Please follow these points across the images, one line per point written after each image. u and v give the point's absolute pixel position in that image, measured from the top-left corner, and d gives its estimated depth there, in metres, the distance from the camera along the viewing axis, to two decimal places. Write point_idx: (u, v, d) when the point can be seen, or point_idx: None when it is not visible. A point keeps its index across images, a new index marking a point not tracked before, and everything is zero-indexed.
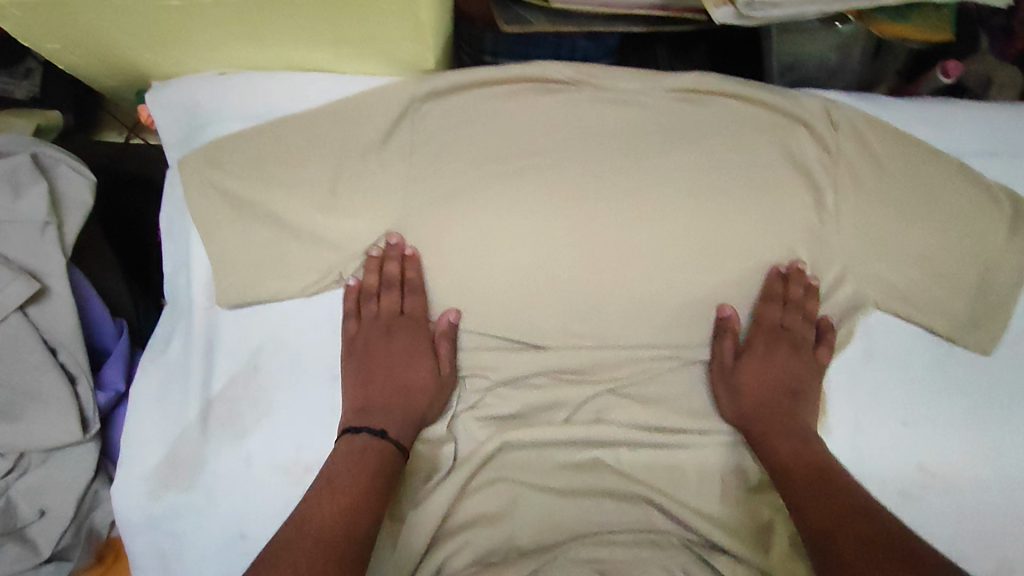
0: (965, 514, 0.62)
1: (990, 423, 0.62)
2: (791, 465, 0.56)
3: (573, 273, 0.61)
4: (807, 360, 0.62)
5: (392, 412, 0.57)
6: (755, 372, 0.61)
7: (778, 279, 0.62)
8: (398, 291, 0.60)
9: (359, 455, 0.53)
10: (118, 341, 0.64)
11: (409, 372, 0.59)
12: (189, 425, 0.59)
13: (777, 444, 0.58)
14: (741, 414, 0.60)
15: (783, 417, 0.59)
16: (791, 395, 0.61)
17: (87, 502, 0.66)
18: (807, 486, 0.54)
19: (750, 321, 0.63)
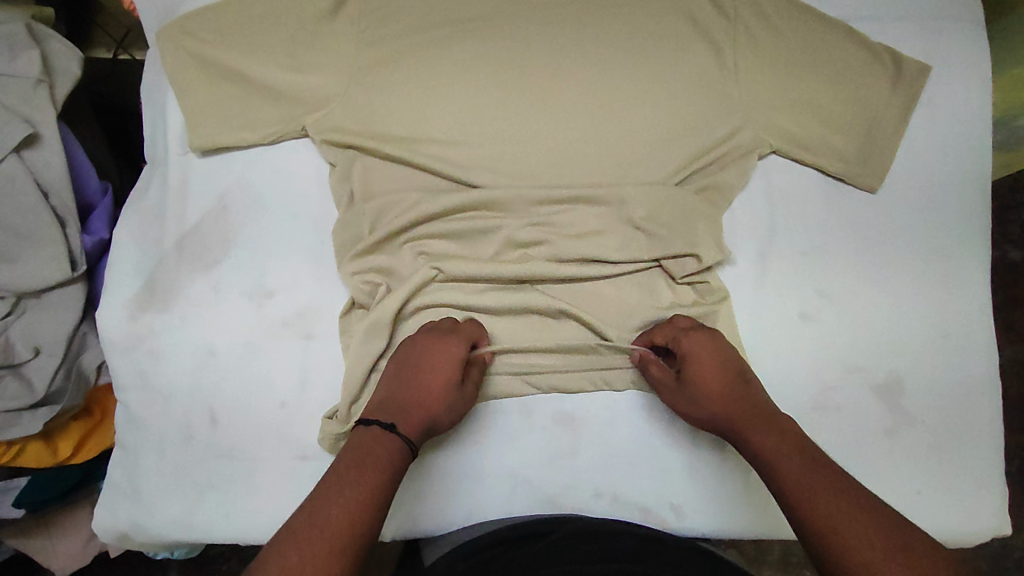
0: (861, 332, 0.69)
1: (878, 250, 0.70)
2: (765, 457, 0.54)
3: (504, 124, 0.69)
4: (700, 351, 0.61)
5: (412, 418, 0.57)
6: (701, 376, 0.60)
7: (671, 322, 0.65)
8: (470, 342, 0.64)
9: (359, 462, 0.50)
10: (103, 197, 0.73)
11: (430, 398, 0.58)
12: (165, 257, 0.66)
13: (765, 452, 0.54)
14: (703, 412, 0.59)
15: (747, 407, 0.58)
16: (735, 386, 0.59)
17: (76, 345, 0.74)
18: (805, 497, 0.49)
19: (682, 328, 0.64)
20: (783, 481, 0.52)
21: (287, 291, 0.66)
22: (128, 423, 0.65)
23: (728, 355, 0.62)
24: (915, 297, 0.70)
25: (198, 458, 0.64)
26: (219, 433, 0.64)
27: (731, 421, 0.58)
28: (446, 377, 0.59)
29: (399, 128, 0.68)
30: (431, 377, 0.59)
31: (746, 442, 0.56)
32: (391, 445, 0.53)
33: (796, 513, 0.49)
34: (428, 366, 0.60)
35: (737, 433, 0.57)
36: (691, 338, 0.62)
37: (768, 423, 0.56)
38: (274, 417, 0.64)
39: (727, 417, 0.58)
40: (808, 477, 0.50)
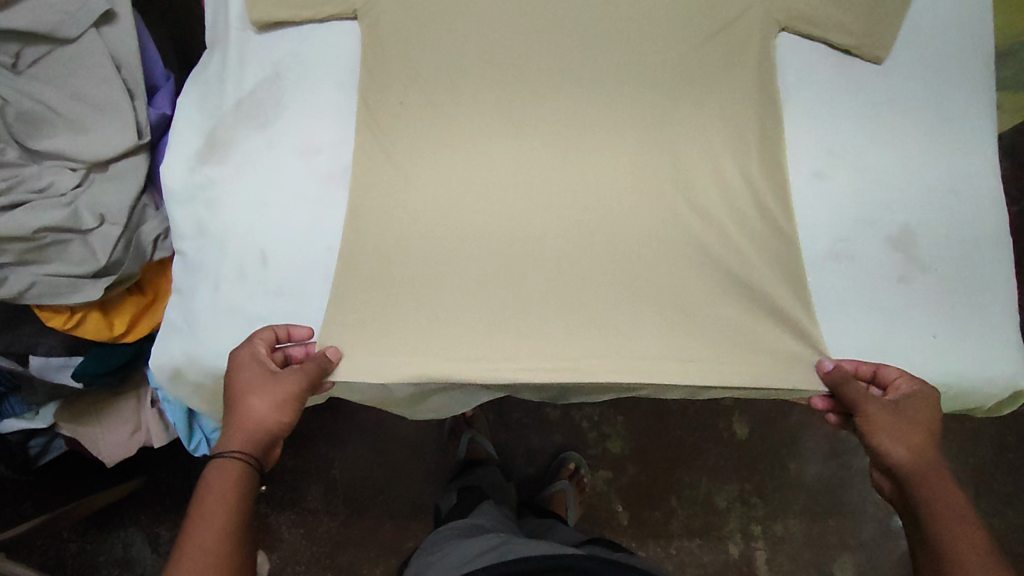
0: (870, 189, 0.72)
1: (885, 114, 0.74)
2: (943, 533, 0.58)
3: (533, 9, 0.75)
4: (916, 409, 0.64)
5: (258, 434, 0.62)
6: (904, 431, 0.63)
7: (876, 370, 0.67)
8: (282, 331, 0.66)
9: (202, 498, 0.58)
10: (165, 81, 0.81)
11: (265, 411, 0.62)
12: (224, 116, 0.72)
13: (942, 526, 0.59)
14: (898, 459, 0.63)
15: (934, 474, 0.62)
16: (929, 451, 0.63)
17: (135, 216, 0.80)
18: None
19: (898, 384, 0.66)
20: (948, 564, 0.57)
21: (332, 149, 0.72)
22: (185, 269, 0.71)
23: (926, 423, 0.64)
24: (927, 158, 0.73)
25: (248, 296, 0.68)
26: (269, 273, 0.69)
27: (912, 473, 0.62)
28: (261, 384, 0.62)
29: (438, 8, 0.74)
30: (261, 392, 0.62)
31: (926, 502, 0.60)
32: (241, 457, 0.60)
33: None
34: (260, 385, 0.62)
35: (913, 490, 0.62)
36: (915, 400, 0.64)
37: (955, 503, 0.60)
38: (321, 260, 0.69)
39: (910, 470, 0.62)
40: None
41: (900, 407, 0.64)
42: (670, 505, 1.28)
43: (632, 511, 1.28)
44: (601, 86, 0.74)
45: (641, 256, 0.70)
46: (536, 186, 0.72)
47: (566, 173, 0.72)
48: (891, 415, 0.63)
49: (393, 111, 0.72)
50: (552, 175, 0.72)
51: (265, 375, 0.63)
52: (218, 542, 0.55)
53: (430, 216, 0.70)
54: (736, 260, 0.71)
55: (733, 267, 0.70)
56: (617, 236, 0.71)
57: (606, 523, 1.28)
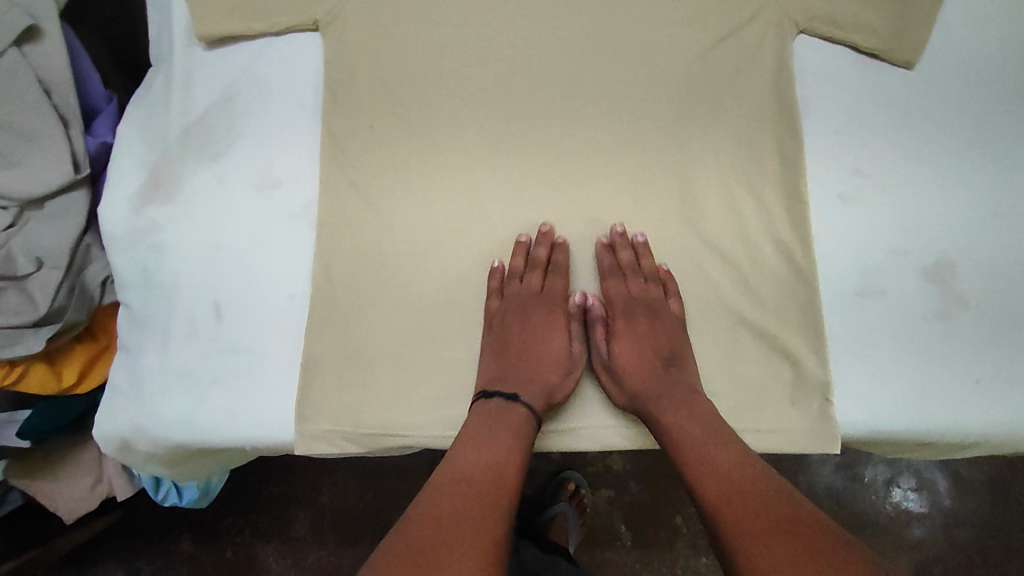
0: (902, 212, 0.64)
1: (918, 128, 0.66)
2: (683, 443, 0.56)
3: (517, 13, 0.66)
4: (667, 321, 0.62)
5: (536, 383, 0.60)
6: (629, 344, 0.63)
7: (606, 250, 0.64)
8: (542, 272, 0.63)
9: (486, 433, 0.55)
10: (107, 103, 0.71)
11: (550, 355, 0.63)
12: (169, 147, 0.63)
13: (673, 437, 0.57)
14: (607, 365, 0.63)
15: (665, 387, 0.60)
16: (661, 362, 0.61)
17: (79, 258, 0.71)
18: (719, 490, 0.52)
19: (625, 272, 0.64)
20: (693, 469, 0.54)
21: (294, 181, 0.63)
22: (130, 324, 0.62)
23: (665, 331, 0.62)
24: (966, 176, 0.65)
25: (202, 355, 0.60)
26: (225, 329, 0.60)
27: (621, 386, 0.61)
28: (534, 327, 0.63)
29: (410, 15, 0.65)
30: (513, 337, 0.62)
31: (654, 417, 0.58)
32: (518, 418, 0.57)
33: (708, 515, 0.51)
34: (510, 329, 0.62)
35: (643, 406, 0.60)
36: (640, 291, 0.63)
37: (722, 447, 0.55)
38: (283, 311, 0.61)
39: (633, 387, 0.61)
40: (740, 491, 0.51)
41: (649, 317, 0.63)
42: (676, 524, 1.17)
43: (637, 530, 1.18)
44: (598, 102, 0.65)
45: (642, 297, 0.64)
46: (526, 219, 0.64)
47: (558, 203, 0.64)
48: (635, 334, 0.64)
49: (361, 136, 0.64)
50: (543, 206, 0.64)
51: (495, 338, 0.62)
52: (498, 473, 0.53)
53: (405, 255, 0.62)
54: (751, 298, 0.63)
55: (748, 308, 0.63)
56: (615, 280, 0.64)
57: (609, 545, 1.18)
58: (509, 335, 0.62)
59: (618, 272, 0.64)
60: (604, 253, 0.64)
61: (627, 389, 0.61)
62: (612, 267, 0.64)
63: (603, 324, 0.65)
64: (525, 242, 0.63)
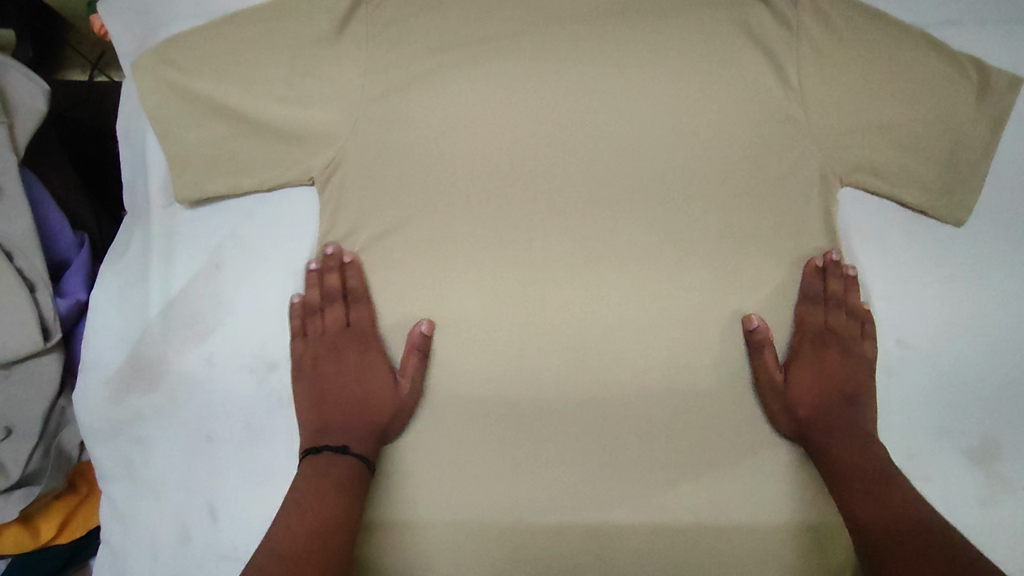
0: (948, 388, 0.60)
1: (966, 293, 0.61)
2: (846, 463, 0.53)
3: (536, 164, 0.58)
4: (860, 361, 0.59)
5: (358, 433, 0.54)
6: (811, 374, 0.58)
7: (818, 274, 0.59)
8: (343, 305, 0.57)
9: (318, 490, 0.50)
10: (79, 251, 0.65)
11: (342, 390, 0.56)
12: (151, 325, 0.58)
13: (839, 463, 0.53)
14: (774, 398, 0.57)
15: (839, 422, 0.55)
16: (843, 398, 0.57)
17: (54, 421, 0.64)
18: (872, 516, 0.49)
19: (834, 298, 0.59)
20: (848, 499, 0.51)
21: (292, 361, 0.57)
22: (115, 520, 0.57)
23: (866, 369, 0.59)
24: (1015, 347, 0.60)
25: (199, 562, 0.55)
26: (221, 534, 0.55)
27: (816, 417, 0.56)
28: (325, 349, 0.57)
29: (416, 165, 0.58)
30: (326, 388, 0.56)
31: (823, 449, 0.54)
32: (345, 471, 0.51)
33: (859, 536, 0.49)
34: (323, 377, 0.57)
35: (815, 434, 0.55)
36: (835, 320, 0.59)
37: (893, 478, 0.51)
38: (282, 511, 0.55)
39: (803, 414, 0.56)
40: (881, 510, 0.49)
41: (843, 352, 0.59)
42: None
43: None
44: (626, 263, 0.58)
45: None
46: (544, 403, 0.56)
47: (586, 383, 0.57)
48: (817, 374, 0.58)
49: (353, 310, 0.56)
50: (570, 385, 0.57)
51: (352, 366, 0.57)
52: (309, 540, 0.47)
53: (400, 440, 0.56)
54: (803, 493, 0.56)
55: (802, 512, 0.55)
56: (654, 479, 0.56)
57: None
58: (343, 359, 0.57)
59: (822, 299, 0.59)
60: (835, 277, 0.59)
61: (796, 420, 0.56)
62: (822, 294, 0.59)
63: (422, 352, 0.56)
64: (315, 271, 0.58)
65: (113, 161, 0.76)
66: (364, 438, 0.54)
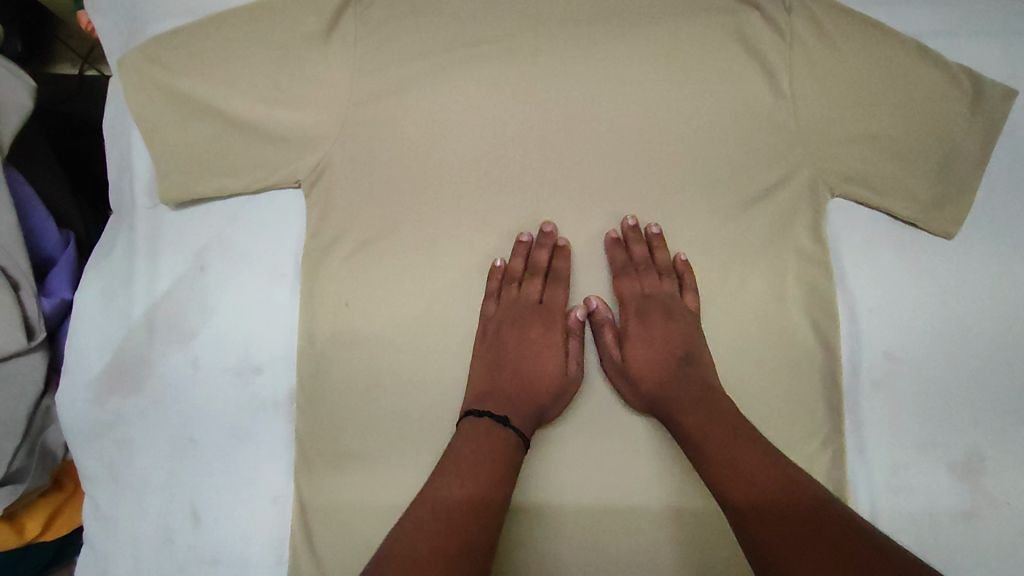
0: (934, 401, 0.60)
1: (956, 307, 0.61)
2: (702, 430, 0.50)
3: (525, 169, 0.58)
4: (682, 319, 0.56)
5: (524, 407, 0.53)
6: (640, 344, 0.56)
7: (620, 244, 0.58)
8: (542, 279, 0.57)
9: (481, 455, 0.48)
10: (64, 250, 0.65)
11: (523, 359, 0.56)
12: (134, 327, 0.58)
13: (692, 429, 0.51)
14: (624, 373, 0.55)
15: (685, 388, 0.53)
16: (679, 360, 0.55)
17: (38, 419, 0.63)
18: (740, 480, 0.46)
19: (638, 264, 0.58)
20: (711, 465, 0.48)
21: (275, 365, 0.57)
22: (97, 521, 0.57)
23: (688, 328, 0.56)
24: (1003, 361, 0.60)
25: (180, 565, 0.55)
26: (201, 537, 0.55)
27: (661, 390, 0.54)
28: (512, 317, 0.57)
29: (404, 169, 0.57)
30: (505, 355, 0.55)
31: (677, 418, 0.52)
32: (506, 440, 0.50)
33: (726, 503, 0.46)
34: (506, 346, 0.56)
35: (666, 407, 0.53)
36: (648, 284, 0.57)
37: (739, 443, 0.48)
38: (262, 515, 0.55)
39: (656, 386, 0.54)
40: (740, 472, 0.47)
41: (660, 313, 0.57)
42: None
43: None
44: (614, 271, 0.58)
45: (671, 515, 0.54)
46: None
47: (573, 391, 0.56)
48: (652, 346, 0.56)
49: (337, 315, 0.56)
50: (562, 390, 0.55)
51: (523, 340, 0.56)
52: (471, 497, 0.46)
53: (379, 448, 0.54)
54: None
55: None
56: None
57: None
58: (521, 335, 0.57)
59: (628, 267, 0.58)
60: (637, 242, 0.57)
61: (645, 394, 0.54)
62: (629, 263, 0.58)
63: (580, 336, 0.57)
64: (525, 243, 0.57)
65: (100, 159, 0.76)
66: (525, 413, 0.53)
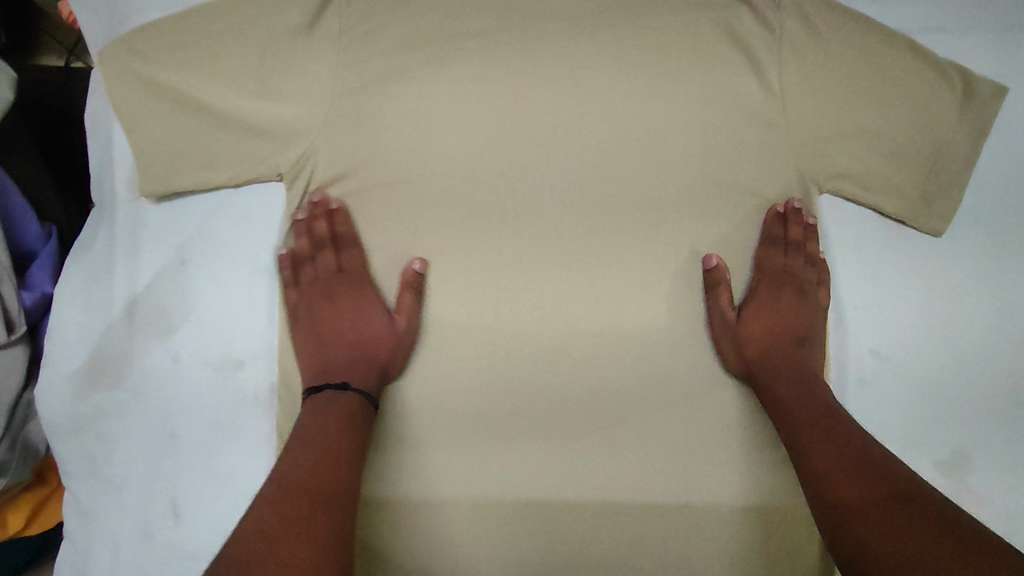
0: (921, 398, 0.59)
1: (944, 304, 0.61)
2: (797, 405, 0.52)
3: (511, 163, 0.57)
4: (814, 306, 0.59)
5: (358, 370, 0.54)
6: (757, 314, 0.58)
7: (778, 219, 0.59)
8: (399, 281, 0.56)
9: (319, 423, 0.49)
10: (46, 244, 0.64)
11: (341, 326, 0.56)
12: (115, 320, 0.57)
13: (790, 403, 0.53)
14: (727, 336, 0.57)
15: (786, 364, 0.56)
16: (794, 340, 0.57)
17: (21, 412, 0.63)
18: (825, 455, 0.48)
19: (791, 243, 0.59)
20: (801, 434, 0.50)
21: (258, 359, 0.57)
22: (78, 515, 0.57)
23: (807, 314, 0.59)
24: (991, 359, 0.60)
25: (160, 560, 0.55)
26: (182, 532, 0.55)
27: (762, 363, 0.56)
28: (319, 289, 0.57)
29: (389, 162, 0.57)
30: (321, 326, 0.56)
31: (772, 389, 0.54)
32: (351, 404, 0.51)
33: (809, 472, 0.49)
34: (316, 316, 0.57)
35: (766, 379, 0.55)
36: (793, 264, 0.60)
37: (838, 421, 0.50)
38: (244, 510, 0.55)
39: (756, 356, 0.56)
40: (833, 444, 0.49)
41: (789, 293, 0.59)
42: None
43: None
44: (599, 264, 0.57)
45: None
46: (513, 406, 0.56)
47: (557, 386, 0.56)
48: (756, 316, 0.58)
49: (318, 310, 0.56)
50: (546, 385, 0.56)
51: (341, 305, 0.57)
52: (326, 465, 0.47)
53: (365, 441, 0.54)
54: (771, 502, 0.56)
55: (767, 522, 0.56)
56: (621, 486, 0.55)
57: None
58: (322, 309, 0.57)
59: (781, 243, 0.60)
60: (796, 222, 0.59)
61: (749, 360, 0.56)
62: (781, 238, 0.59)
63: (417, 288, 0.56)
64: (303, 219, 0.57)
65: (82, 150, 0.75)
66: (367, 374, 0.54)
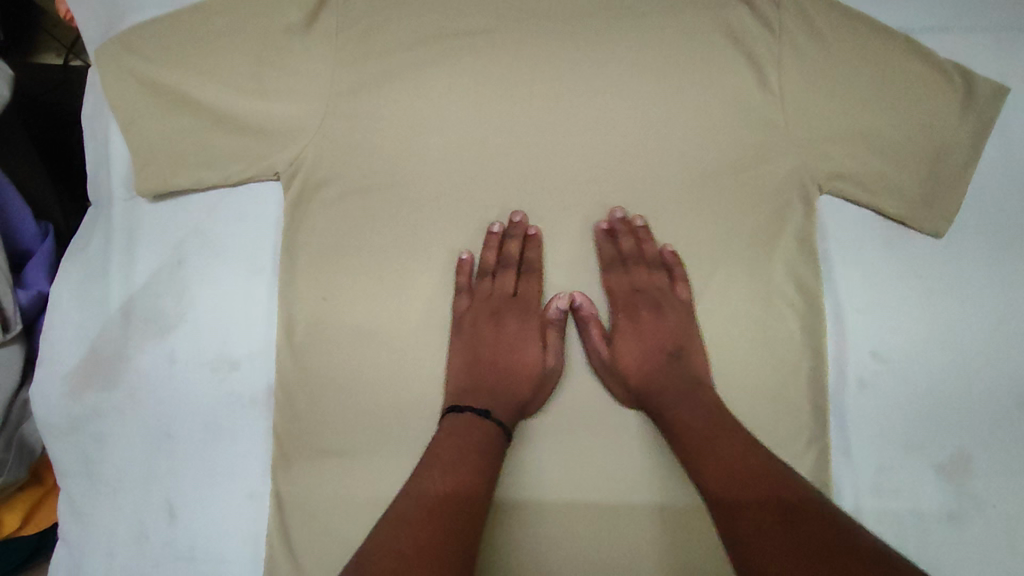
0: (921, 399, 0.59)
1: (944, 304, 0.60)
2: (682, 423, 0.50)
3: (509, 162, 0.57)
4: (675, 311, 0.56)
5: (502, 401, 0.53)
6: (633, 339, 0.56)
7: (605, 232, 0.57)
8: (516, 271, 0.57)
9: (460, 449, 0.48)
10: (42, 242, 0.64)
11: (502, 353, 0.55)
12: (111, 320, 0.57)
13: (673, 421, 0.51)
14: (608, 368, 0.54)
15: (662, 379, 0.53)
16: (669, 354, 0.55)
17: (17, 411, 0.63)
18: (715, 474, 0.46)
19: (633, 257, 0.57)
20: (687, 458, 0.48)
21: (253, 359, 0.56)
22: (73, 516, 0.57)
23: (686, 321, 0.56)
24: (991, 359, 0.59)
25: (155, 561, 0.55)
26: (178, 533, 0.55)
27: (644, 383, 0.54)
28: (485, 317, 0.56)
29: (386, 160, 0.57)
30: (482, 347, 0.55)
31: (660, 413, 0.52)
32: (488, 434, 0.50)
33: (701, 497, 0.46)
34: (481, 340, 0.56)
35: (644, 401, 0.53)
36: (640, 277, 0.57)
37: (724, 435, 0.48)
38: (239, 510, 0.54)
39: (634, 380, 0.54)
40: (721, 457, 0.47)
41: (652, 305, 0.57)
42: None
43: None
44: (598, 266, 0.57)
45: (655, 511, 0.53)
46: None
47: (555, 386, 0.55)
48: (637, 339, 0.56)
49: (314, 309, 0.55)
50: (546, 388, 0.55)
51: (499, 331, 0.56)
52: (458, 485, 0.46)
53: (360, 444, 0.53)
54: None
55: None
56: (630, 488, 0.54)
57: None
58: (484, 330, 0.56)
59: (619, 261, 0.57)
60: (627, 236, 0.57)
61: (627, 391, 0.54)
62: (615, 255, 0.57)
63: (561, 329, 0.56)
64: (497, 234, 0.56)
65: (79, 149, 0.75)
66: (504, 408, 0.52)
